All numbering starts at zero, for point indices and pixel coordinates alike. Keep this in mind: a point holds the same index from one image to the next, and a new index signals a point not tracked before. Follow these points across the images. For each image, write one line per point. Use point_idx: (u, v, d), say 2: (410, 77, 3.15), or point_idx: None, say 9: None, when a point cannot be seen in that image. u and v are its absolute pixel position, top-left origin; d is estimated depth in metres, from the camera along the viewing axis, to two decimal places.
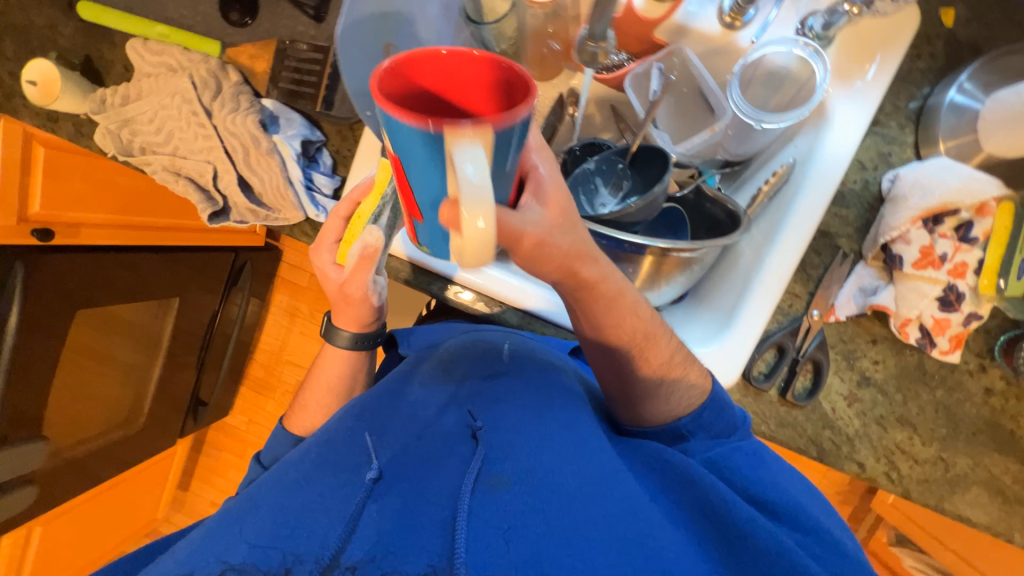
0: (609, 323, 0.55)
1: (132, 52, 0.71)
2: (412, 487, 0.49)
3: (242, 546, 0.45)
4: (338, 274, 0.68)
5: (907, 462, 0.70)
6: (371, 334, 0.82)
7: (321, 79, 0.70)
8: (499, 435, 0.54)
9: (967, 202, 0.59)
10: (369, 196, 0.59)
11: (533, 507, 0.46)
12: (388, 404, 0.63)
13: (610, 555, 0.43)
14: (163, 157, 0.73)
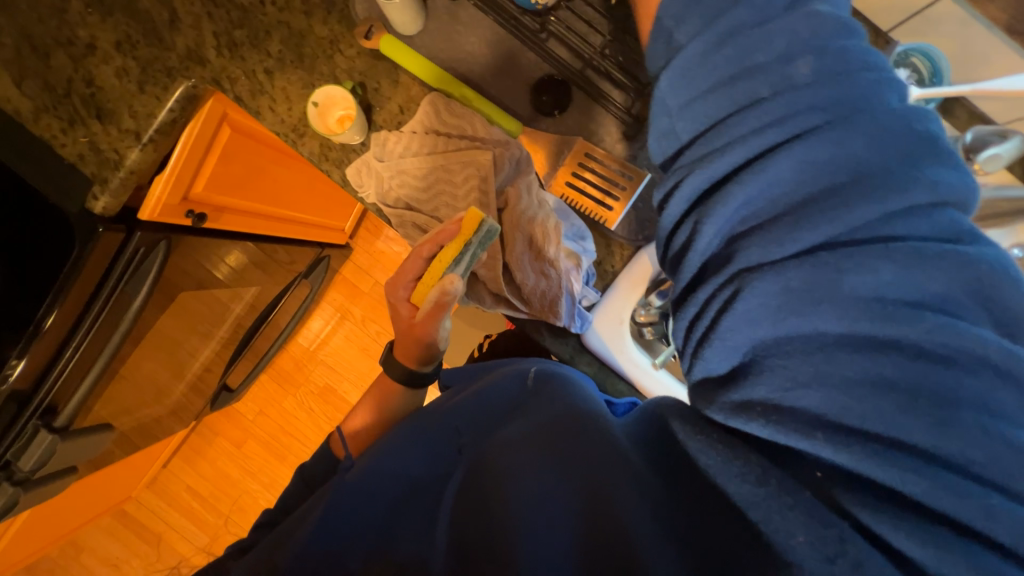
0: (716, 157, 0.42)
1: (429, 106, 0.68)
2: (405, 479, 0.66)
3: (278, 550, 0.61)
4: (409, 313, 0.72)
5: None
6: (420, 377, 0.77)
7: (617, 200, 0.69)
8: (474, 450, 0.63)
9: None
10: (454, 242, 0.65)
11: (484, 499, 0.54)
12: (412, 418, 0.73)
13: (545, 526, 0.50)
14: (423, 216, 0.71)
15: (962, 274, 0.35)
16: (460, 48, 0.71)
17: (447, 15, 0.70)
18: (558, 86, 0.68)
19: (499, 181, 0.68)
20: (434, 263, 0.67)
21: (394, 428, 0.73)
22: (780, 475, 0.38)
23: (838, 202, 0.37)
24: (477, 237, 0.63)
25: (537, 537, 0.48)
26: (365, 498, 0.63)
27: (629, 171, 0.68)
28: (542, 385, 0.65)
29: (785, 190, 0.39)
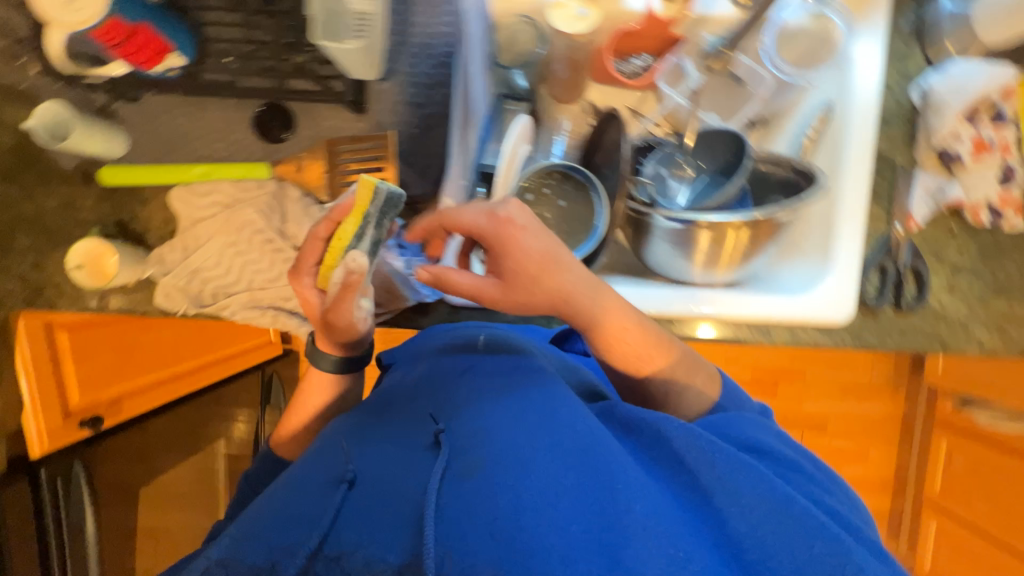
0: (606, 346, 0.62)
1: (178, 202, 0.68)
2: (392, 486, 0.51)
3: (251, 548, 0.50)
4: (319, 301, 0.64)
5: (1013, 325, 0.77)
6: (357, 357, 0.73)
7: (385, 164, 0.69)
8: (464, 444, 0.53)
9: (996, 90, 0.67)
10: (351, 217, 0.60)
11: (504, 488, 0.46)
12: (377, 419, 0.63)
13: (581, 517, 0.45)
14: (242, 295, 0.70)
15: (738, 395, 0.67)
16: (170, 133, 0.70)
17: (140, 114, 0.69)
18: (275, 112, 0.69)
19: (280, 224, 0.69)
20: (332, 243, 0.61)
21: (353, 429, 0.62)
22: (669, 451, 0.52)
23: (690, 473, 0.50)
24: (374, 207, 0.60)
25: (569, 524, 0.44)
26: (359, 520, 0.49)
27: (378, 137, 0.69)
28: (495, 350, 0.69)
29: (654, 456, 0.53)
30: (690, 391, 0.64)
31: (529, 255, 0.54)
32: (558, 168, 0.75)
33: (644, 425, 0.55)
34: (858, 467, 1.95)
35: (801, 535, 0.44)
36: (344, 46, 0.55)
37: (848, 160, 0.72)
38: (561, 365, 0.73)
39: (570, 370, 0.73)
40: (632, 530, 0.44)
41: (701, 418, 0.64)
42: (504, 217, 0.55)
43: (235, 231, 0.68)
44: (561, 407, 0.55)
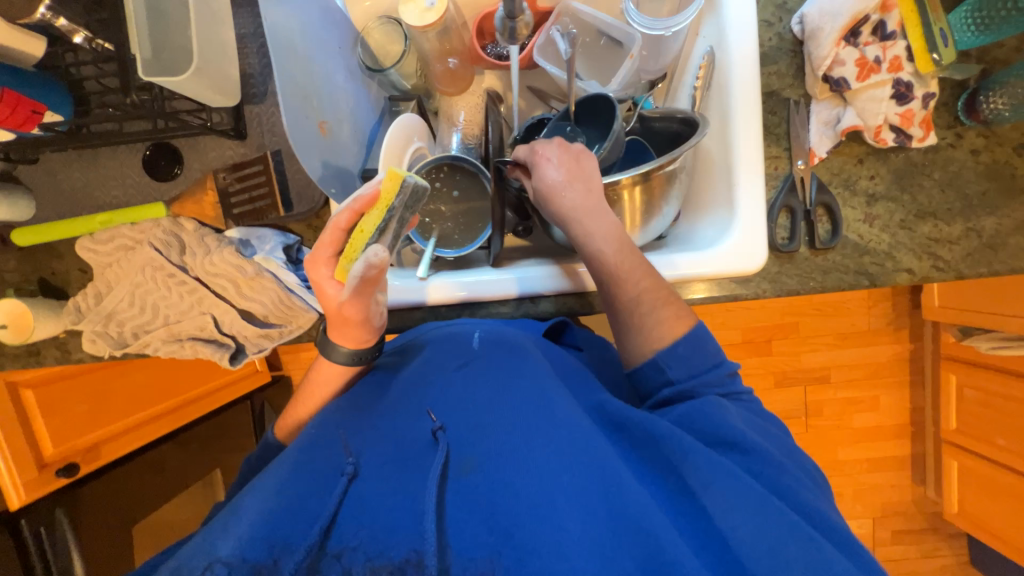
0: (595, 251, 0.61)
1: (85, 251, 0.71)
2: (391, 486, 0.47)
3: (231, 539, 0.43)
4: (337, 293, 0.55)
5: (945, 248, 0.72)
6: (372, 348, 0.64)
7: (271, 185, 0.71)
8: (467, 439, 0.50)
9: (871, 5, 0.64)
10: (374, 208, 0.52)
11: (500, 487, 0.46)
12: (372, 409, 0.58)
13: (579, 516, 0.43)
14: (159, 331, 0.72)
15: (704, 343, 0.59)
16: (72, 187, 0.73)
17: (42, 174, 0.73)
18: (162, 150, 0.71)
19: (179, 258, 0.71)
20: (353, 236, 0.53)
21: (347, 420, 0.57)
22: (680, 449, 0.49)
23: (703, 471, 0.47)
24: (401, 200, 0.52)
25: (569, 523, 0.42)
26: (358, 512, 0.46)
27: (258, 160, 0.71)
28: (493, 347, 0.64)
29: (662, 456, 0.50)
30: (648, 321, 0.59)
31: (573, 177, 0.62)
32: (448, 160, 0.77)
33: (635, 426, 0.53)
34: (872, 417, 1.85)
35: (790, 549, 0.42)
36: (179, 79, 0.53)
37: (735, 101, 0.69)
38: (549, 353, 0.68)
39: (558, 358, 0.69)
40: (649, 532, 0.42)
41: (666, 351, 0.58)
42: (571, 152, 0.63)
43: (140, 271, 0.71)
44: (557, 405, 0.53)
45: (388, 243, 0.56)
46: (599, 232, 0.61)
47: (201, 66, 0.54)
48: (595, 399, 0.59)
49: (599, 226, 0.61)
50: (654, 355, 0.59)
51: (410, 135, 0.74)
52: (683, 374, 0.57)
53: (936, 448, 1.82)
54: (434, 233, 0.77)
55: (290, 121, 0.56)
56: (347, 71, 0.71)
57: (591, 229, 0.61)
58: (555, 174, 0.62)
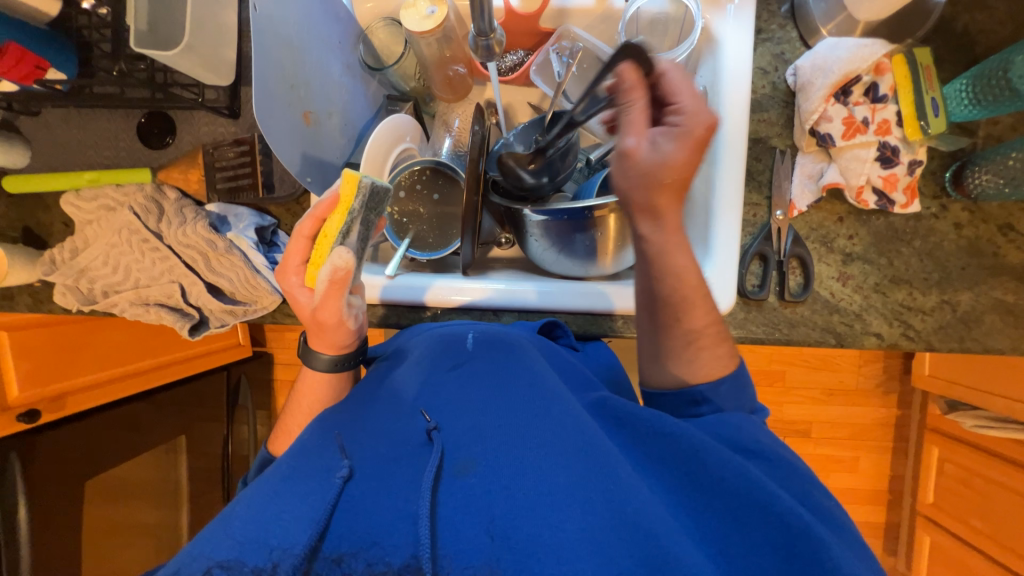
0: (667, 270, 0.56)
1: (68, 205, 0.73)
2: (384, 484, 0.46)
3: (228, 545, 0.41)
4: (309, 299, 0.58)
5: (917, 317, 0.71)
6: (355, 353, 0.66)
7: (255, 167, 0.73)
8: (463, 440, 0.50)
9: (865, 66, 0.64)
10: (335, 213, 0.55)
11: (498, 486, 0.45)
12: (367, 408, 0.56)
13: (580, 517, 0.42)
14: (128, 293, 0.73)
15: (746, 386, 0.58)
16: (66, 142, 0.76)
17: (41, 126, 0.75)
18: (156, 119, 0.74)
19: (155, 225, 0.72)
20: (317, 242, 0.56)
21: (344, 416, 0.55)
22: (676, 460, 0.49)
23: (711, 477, 0.46)
24: (360, 201, 0.55)
25: (569, 521, 0.42)
26: (357, 509, 0.44)
27: (245, 140, 0.72)
28: (490, 348, 0.64)
29: (666, 458, 0.49)
30: (702, 356, 0.57)
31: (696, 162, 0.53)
32: (432, 165, 0.78)
33: (638, 424, 0.52)
34: (850, 478, 1.81)
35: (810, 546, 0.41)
36: (166, 54, 0.54)
37: (720, 142, 0.70)
38: (549, 352, 0.66)
39: (559, 358, 0.67)
40: (655, 537, 0.41)
41: (709, 388, 0.56)
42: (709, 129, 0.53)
43: (117, 232, 0.72)
44: (551, 407, 0.53)
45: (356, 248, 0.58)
46: (674, 251, 0.56)
47: (191, 44, 0.56)
48: (591, 400, 0.58)
49: (676, 240, 0.56)
50: (697, 390, 0.56)
51: (399, 135, 0.77)
52: (719, 409, 0.56)
53: (911, 520, 1.76)
54: (409, 233, 0.78)
55: (262, 109, 0.57)
56: (344, 66, 0.73)
57: (672, 237, 0.56)
58: (668, 147, 0.51)
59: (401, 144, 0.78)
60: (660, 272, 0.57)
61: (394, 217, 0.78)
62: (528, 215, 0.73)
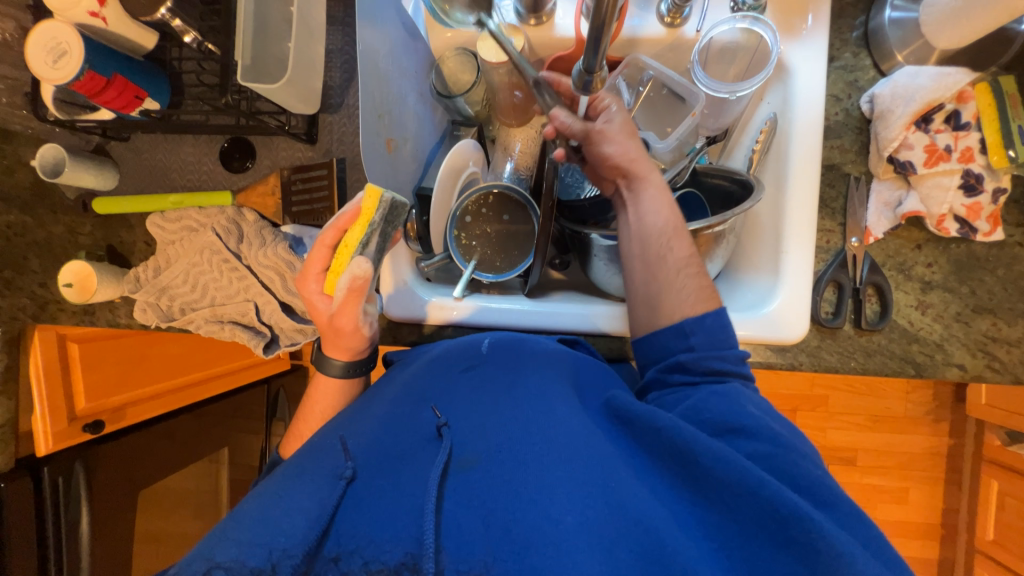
0: (650, 208, 0.62)
1: (153, 226, 0.76)
2: (391, 484, 0.48)
3: (231, 544, 0.44)
4: (327, 306, 0.60)
5: (1002, 347, 0.69)
6: (365, 359, 0.67)
7: (331, 191, 0.75)
8: (469, 438, 0.51)
9: (948, 94, 0.64)
10: (356, 225, 0.57)
11: (499, 480, 0.47)
12: (371, 402, 0.59)
13: (578, 511, 0.44)
14: (205, 310, 0.76)
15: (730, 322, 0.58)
16: (154, 166, 0.80)
17: (130, 151, 0.80)
18: (238, 144, 0.77)
19: (235, 247, 0.75)
20: (338, 252, 0.58)
21: (350, 416, 0.58)
22: (683, 479, 0.48)
23: (708, 478, 0.46)
24: (381, 215, 0.57)
25: (566, 515, 0.44)
26: (365, 506, 0.47)
27: (323, 165, 0.75)
28: (501, 352, 0.63)
29: (666, 458, 0.50)
30: (688, 283, 0.59)
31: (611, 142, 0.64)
32: (498, 189, 0.79)
33: (637, 418, 0.52)
34: (898, 511, 1.72)
35: (801, 540, 0.41)
36: (272, 87, 0.57)
37: (794, 168, 0.69)
38: (574, 357, 0.63)
39: (586, 367, 0.62)
40: (659, 537, 0.42)
41: (694, 320, 0.57)
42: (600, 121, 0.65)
43: (199, 253, 0.75)
44: (554, 409, 0.53)
45: (376, 259, 0.60)
46: (658, 186, 0.63)
47: (292, 78, 0.59)
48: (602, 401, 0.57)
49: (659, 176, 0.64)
50: (682, 321, 0.58)
51: (466, 160, 0.79)
52: (705, 343, 0.57)
53: (968, 558, 1.67)
54: (475, 256, 0.78)
55: (363, 140, 0.60)
56: (418, 95, 0.75)
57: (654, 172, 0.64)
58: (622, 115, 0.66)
59: (467, 170, 0.80)
60: (645, 210, 0.62)
61: (461, 240, 0.78)
62: (597, 240, 0.72)
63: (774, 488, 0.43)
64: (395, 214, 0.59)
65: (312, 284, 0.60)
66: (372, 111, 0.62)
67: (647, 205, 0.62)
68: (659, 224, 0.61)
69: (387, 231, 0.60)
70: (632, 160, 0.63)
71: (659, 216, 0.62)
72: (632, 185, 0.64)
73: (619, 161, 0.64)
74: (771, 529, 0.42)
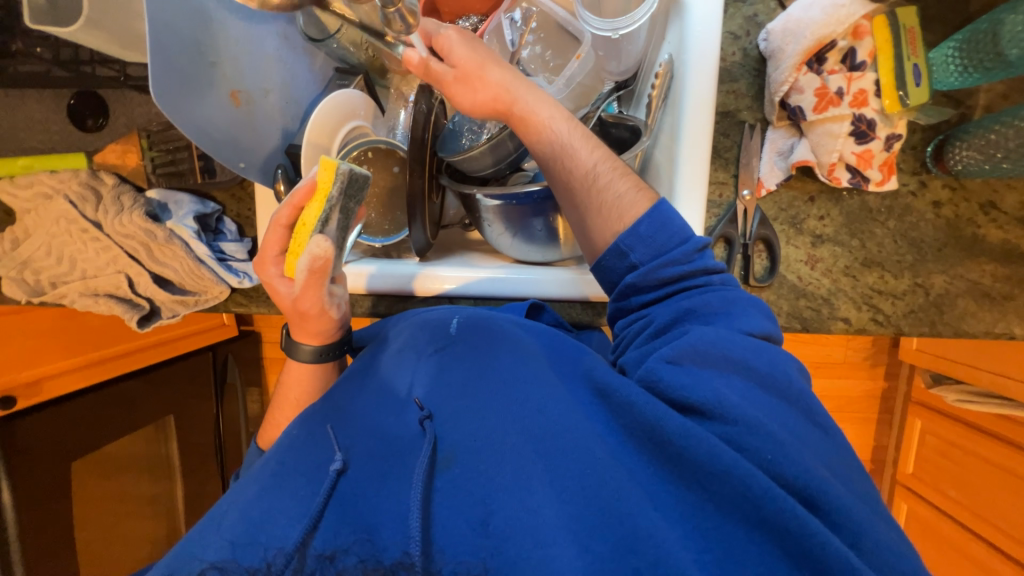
0: (533, 138, 0.58)
1: (4, 194, 0.70)
2: (376, 478, 0.45)
3: (223, 545, 0.42)
4: (289, 291, 0.54)
5: (887, 301, 0.68)
6: (339, 342, 0.63)
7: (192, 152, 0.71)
8: (453, 428, 0.49)
9: (840, 30, 0.58)
10: (313, 201, 0.51)
11: (477, 473, 0.44)
12: (354, 390, 0.56)
13: (557, 504, 0.42)
14: (75, 283, 0.71)
15: (670, 220, 0.54)
16: None
17: None
18: (85, 100, 0.69)
19: (93, 215, 0.69)
20: (296, 231, 0.52)
21: (333, 405, 0.54)
22: (654, 454, 0.45)
23: (692, 460, 0.42)
24: (339, 188, 0.50)
25: (546, 507, 0.41)
26: (360, 504, 0.43)
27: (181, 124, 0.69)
28: (481, 331, 0.60)
29: (641, 437, 0.46)
30: (606, 197, 0.56)
31: (467, 83, 0.57)
32: (384, 145, 0.73)
33: (615, 391, 0.48)
34: None
35: (790, 528, 0.37)
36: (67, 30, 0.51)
37: (683, 117, 0.64)
38: (539, 332, 0.61)
39: (557, 338, 0.61)
40: (637, 520, 0.40)
41: (629, 235, 0.54)
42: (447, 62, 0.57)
43: (57, 222, 0.70)
44: (536, 394, 0.50)
45: (339, 239, 0.54)
46: (535, 107, 0.57)
47: (90, 19, 0.52)
48: (581, 376, 0.53)
49: (531, 92, 0.57)
50: (618, 239, 0.55)
51: (350, 112, 0.71)
52: (647, 256, 0.54)
53: (891, 490, 1.79)
54: (360, 219, 0.74)
55: (175, 92, 0.55)
56: (280, 40, 0.69)
57: (525, 94, 0.57)
58: (459, 53, 0.56)
59: (352, 121, 0.71)
60: (533, 141, 0.58)
61: None
62: (482, 200, 0.68)
63: (759, 481, 0.39)
64: (358, 183, 0.52)
65: (272, 272, 0.54)
66: (193, 57, 0.57)
67: (535, 125, 0.57)
68: (559, 134, 0.57)
69: (347, 205, 0.53)
70: (491, 80, 0.56)
71: (552, 137, 0.57)
72: (520, 114, 0.57)
73: (487, 99, 0.57)
74: (745, 509, 0.39)
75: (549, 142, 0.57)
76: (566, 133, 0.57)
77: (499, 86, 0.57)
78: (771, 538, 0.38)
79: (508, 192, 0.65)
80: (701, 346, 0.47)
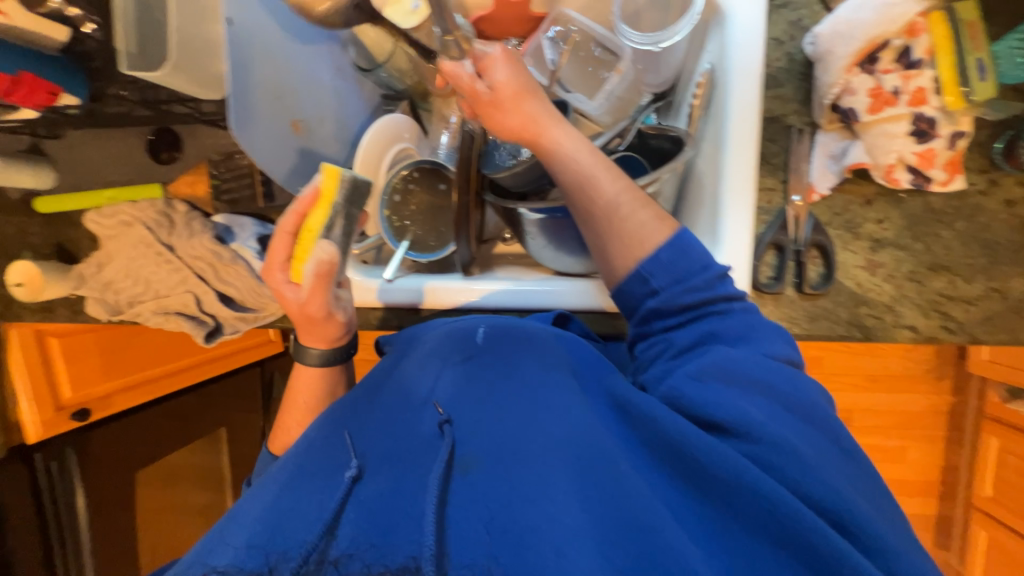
0: (559, 166, 0.55)
1: (91, 223, 0.77)
2: (392, 484, 0.43)
3: (229, 549, 0.40)
4: (296, 296, 0.55)
5: (958, 306, 0.64)
6: (347, 344, 0.62)
7: (255, 179, 0.77)
8: (469, 433, 0.47)
9: (894, 28, 0.57)
10: (318, 207, 0.54)
11: (497, 480, 0.42)
12: (370, 398, 0.54)
13: (576, 512, 0.40)
14: (149, 302, 0.76)
15: (690, 248, 0.51)
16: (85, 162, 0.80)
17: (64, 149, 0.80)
18: (163, 137, 0.78)
19: (167, 239, 0.75)
20: (302, 237, 0.54)
21: (348, 411, 0.52)
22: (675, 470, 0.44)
23: (715, 474, 0.41)
24: (342, 195, 0.55)
25: (562, 516, 0.39)
26: (374, 514, 0.41)
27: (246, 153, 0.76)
28: (502, 339, 0.56)
29: (663, 451, 0.45)
30: (632, 225, 0.52)
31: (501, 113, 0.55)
32: (429, 165, 0.77)
33: (635, 406, 0.47)
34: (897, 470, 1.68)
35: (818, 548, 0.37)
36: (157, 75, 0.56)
37: (728, 125, 0.64)
38: (565, 339, 0.58)
39: (579, 347, 0.58)
40: (656, 528, 0.39)
41: (649, 261, 0.51)
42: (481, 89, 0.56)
43: (136, 246, 0.76)
44: (552, 401, 0.48)
45: (341, 242, 0.57)
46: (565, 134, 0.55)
47: (178, 62, 0.57)
48: (602, 389, 0.51)
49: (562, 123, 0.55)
50: (638, 267, 0.52)
51: (396, 134, 0.76)
52: (668, 283, 0.50)
53: (966, 517, 1.63)
54: (408, 236, 0.76)
55: (246, 123, 0.60)
56: (335, 71, 0.74)
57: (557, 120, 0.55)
58: (499, 79, 0.55)
59: (398, 143, 0.77)
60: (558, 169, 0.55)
61: (393, 222, 0.76)
62: (525, 214, 0.69)
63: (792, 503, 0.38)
64: (359, 188, 0.57)
65: (277, 279, 0.54)
66: (261, 90, 0.62)
67: (559, 156, 0.55)
68: (583, 163, 0.54)
69: (351, 210, 0.57)
70: (522, 110, 0.55)
71: (577, 168, 0.54)
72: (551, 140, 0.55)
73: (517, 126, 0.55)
74: (771, 530, 0.39)
75: (574, 172, 0.54)
76: (592, 160, 0.54)
77: (530, 115, 0.55)
78: (798, 559, 0.38)
79: (553, 205, 0.66)
80: (725, 364, 0.46)
